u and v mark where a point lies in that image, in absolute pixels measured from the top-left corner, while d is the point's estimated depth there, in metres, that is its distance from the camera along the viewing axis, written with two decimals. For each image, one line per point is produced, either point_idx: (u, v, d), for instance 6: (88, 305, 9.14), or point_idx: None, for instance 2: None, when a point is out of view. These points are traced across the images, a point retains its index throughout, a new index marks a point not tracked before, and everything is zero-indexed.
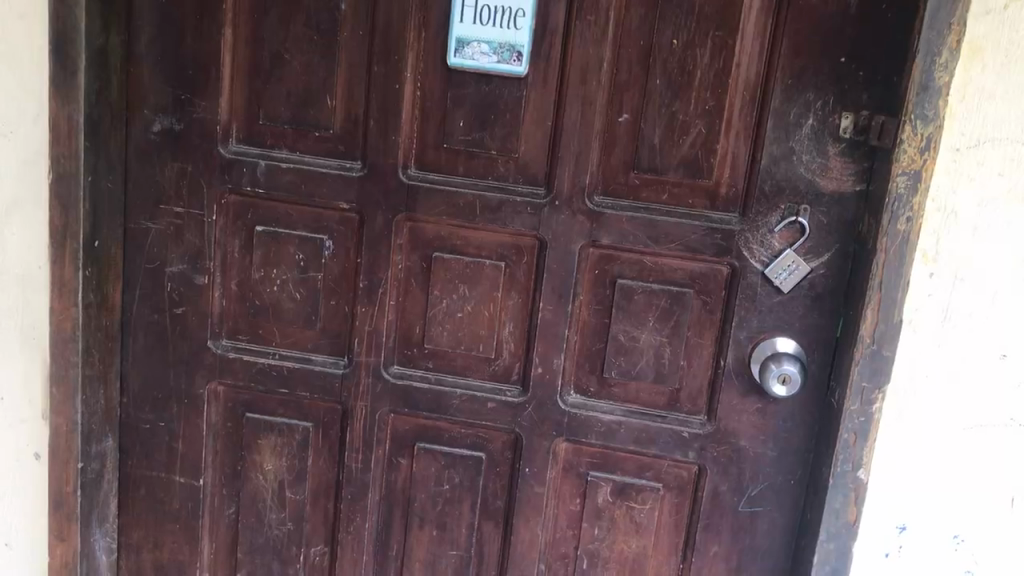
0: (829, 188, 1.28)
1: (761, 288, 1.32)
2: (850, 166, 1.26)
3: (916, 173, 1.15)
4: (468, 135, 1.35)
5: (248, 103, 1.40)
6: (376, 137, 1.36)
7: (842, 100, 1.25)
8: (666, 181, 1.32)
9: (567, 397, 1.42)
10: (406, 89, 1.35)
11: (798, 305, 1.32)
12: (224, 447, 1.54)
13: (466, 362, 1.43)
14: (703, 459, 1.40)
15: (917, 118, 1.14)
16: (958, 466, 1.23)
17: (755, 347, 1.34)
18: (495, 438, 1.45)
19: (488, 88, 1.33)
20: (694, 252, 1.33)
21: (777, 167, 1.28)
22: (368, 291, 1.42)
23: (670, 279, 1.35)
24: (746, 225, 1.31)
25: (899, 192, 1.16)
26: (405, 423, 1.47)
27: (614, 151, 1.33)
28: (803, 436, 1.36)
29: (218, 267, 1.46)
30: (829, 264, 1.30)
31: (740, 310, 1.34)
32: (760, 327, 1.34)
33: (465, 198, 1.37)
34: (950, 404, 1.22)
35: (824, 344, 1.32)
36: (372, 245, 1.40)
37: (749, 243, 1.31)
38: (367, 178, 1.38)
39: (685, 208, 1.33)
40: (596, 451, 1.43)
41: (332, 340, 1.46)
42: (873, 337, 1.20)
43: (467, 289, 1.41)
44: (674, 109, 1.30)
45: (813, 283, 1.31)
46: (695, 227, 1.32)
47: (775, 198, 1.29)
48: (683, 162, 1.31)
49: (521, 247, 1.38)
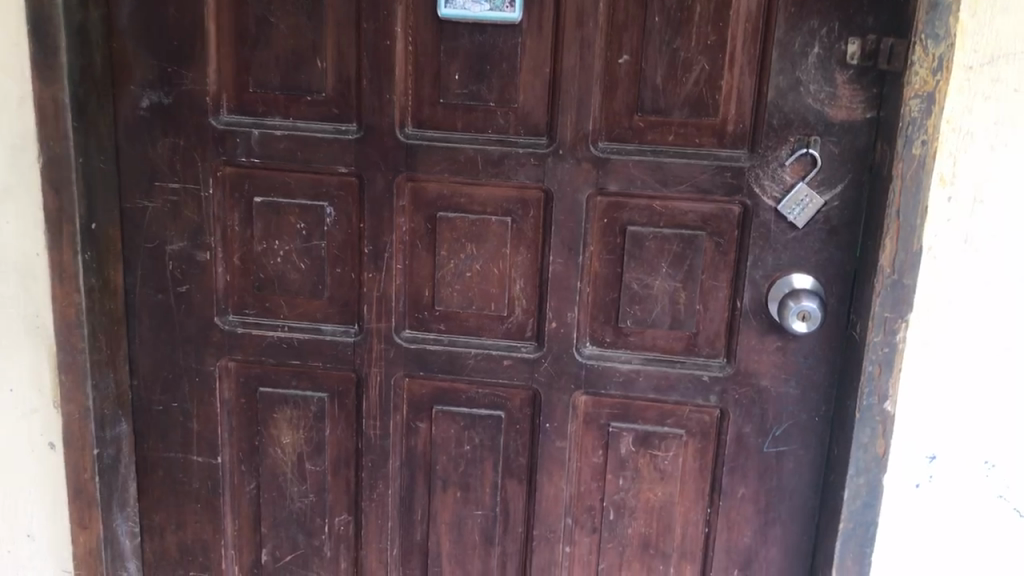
0: (839, 118, 1.24)
1: (775, 226, 1.30)
2: (860, 93, 1.23)
3: (930, 95, 1.11)
4: (464, 89, 1.32)
5: (237, 71, 1.36)
6: (370, 96, 1.33)
7: (848, 24, 1.21)
8: (672, 121, 1.29)
9: (583, 349, 1.40)
10: (398, 45, 1.31)
11: (813, 240, 1.29)
12: (239, 424, 1.52)
13: (479, 321, 1.41)
14: (725, 402, 1.38)
15: (928, 37, 1.10)
16: (985, 391, 1.22)
17: (772, 285, 1.32)
18: (513, 396, 1.43)
19: (482, 37, 1.29)
20: (704, 192, 1.30)
21: (784, 100, 1.25)
22: (374, 256, 1.39)
23: (682, 222, 1.33)
24: (756, 162, 1.28)
25: (914, 116, 1.12)
26: (422, 387, 1.45)
27: (616, 94, 1.29)
28: (826, 372, 1.34)
29: (220, 242, 1.43)
30: (843, 196, 1.27)
31: (755, 250, 1.31)
32: (776, 265, 1.31)
33: (467, 154, 1.33)
34: (974, 330, 1.20)
35: (842, 277, 1.30)
36: (375, 209, 1.37)
37: (761, 179, 1.28)
38: (365, 140, 1.35)
39: (693, 148, 1.29)
40: (617, 401, 1.41)
41: (341, 308, 1.43)
42: (893, 268, 1.17)
43: (475, 247, 1.38)
44: (676, 47, 1.26)
45: (828, 216, 1.28)
46: (704, 167, 1.29)
47: (784, 131, 1.26)
48: (688, 101, 1.28)
49: (527, 200, 1.35)
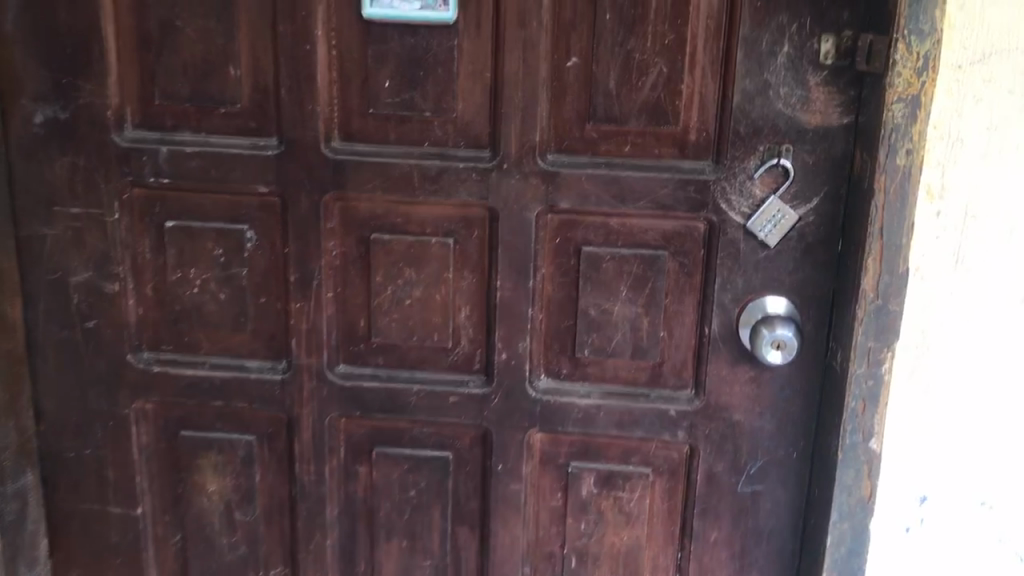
0: (812, 124, 1.11)
1: (744, 244, 1.17)
2: (836, 96, 1.10)
3: (915, 99, 0.99)
4: (397, 97, 1.17)
5: (140, 81, 1.21)
6: (291, 107, 1.18)
7: (821, 19, 1.08)
8: (628, 131, 1.16)
9: (537, 382, 1.26)
10: (319, 50, 1.16)
11: (787, 259, 1.17)
12: (160, 470, 1.37)
13: (421, 355, 1.27)
14: (694, 438, 1.25)
15: (911, 33, 0.97)
16: (981, 425, 1.10)
17: (743, 310, 1.19)
18: (461, 435, 1.29)
19: (414, 39, 1.15)
20: (666, 209, 1.17)
21: (752, 105, 1.12)
22: (301, 285, 1.25)
23: (642, 242, 1.19)
24: (722, 174, 1.15)
25: (896, 122, 0.99)
26: (360, 427, 1.31)
27: (565, 101, 1.16)
28: (805, 404, 1.22)
29: (130, 271, 1.28)
30: (819, 211, 1.14)
31: (723, 271, 1.18)
32: (746, 288, 1.18)
33: (401, 169, 1.19)
34: (968, 358, 1.08)
35: (820, 300, 1.17)
36: (300, 233, 1.23)
37: (727, 194, 1.15)
38: (286, 156, 1.20)
39: (652, 159, 1.16)
40: (575, 439, 1.28)
41: (267, 342, 1.29)
42: (877, 292, 1.05)
43: (413, 272, 1.23)
44: (630, 48, 1.13)
45: (803, 232, 1.15)
46: (665, 180, 1.16)
47: (752, 140, 1.13)
48: (645, 108, 1.15)
49: (470, 220, 1.21)
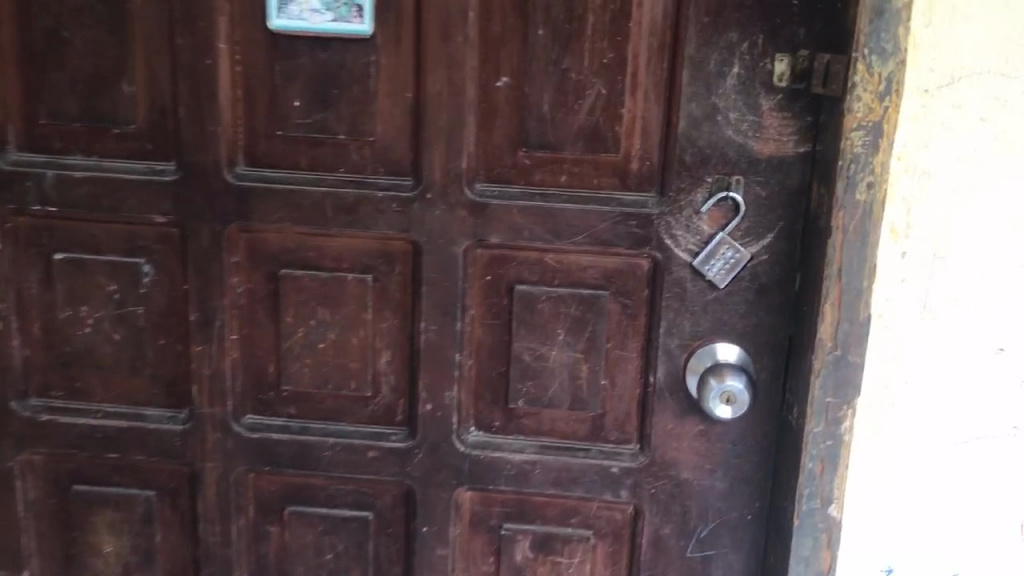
0: (765, 153, 1.01)
1: (692, 284, 1.06)
2: (791, 122, 1.00)
3: (876, 126, 0.88)
4: (307, 118, 1.06)
5: (24, 98, 1.09)
6: (190, 128, 1.07)
7: (774, 37, 0.97)
8: (564, 158, 1.04)
9: (466, 436, 1.14)
10: (222, 65, 1.05)
11: (739, 302, 1.06)
12: (50, 529, 1.23)
13: (337, 404, 1.14)
14: (638, 498, 1.13)
15: (871, 53, 0.86)
16: (951, 489, 0.99)
17: (691, 357, 1.08)
18: (382, 493, 1.17)
19: (326, 55, 1.04)
20: (606, 245, 1.06)
21: (700, 132, 1.01)
22: (203, 325, 1.12)
23: (580, 281, 1.08)
24: (667, 207, 1.04)
25: (856, 151, 0.89)
26: (271, 483, 1.18)
27: (494, 125, 1.04)
28: (759, 462, 1.10)
29: (13, 309, 1.15)
30: (773, 249, 1.04)
31: (668, 314, 1.07)
32: (694, 332, 1.07)
33: (312, 198, 1.07)
34: (937, 415, 0.97)
35: (775, 347, 1.06)
36: (202, 268, 1.11)
37: (672, 229, 1.04)
38: (185, 182, 1.08)
39: (590, 190, 1.05)
40: (509, 498, 1.15)
41: (166, 388, 1.16)
42: (835, 341, 0.94)
43: (328, 312, 1.11)
44: (565, 66, 1.01)
45: (756, 272, 1.04)
46: (604, 214, 1.04)
47: (700, 170, 1.02)
48: (582, 134, 1.03)
49: (390, 255, 1.09)
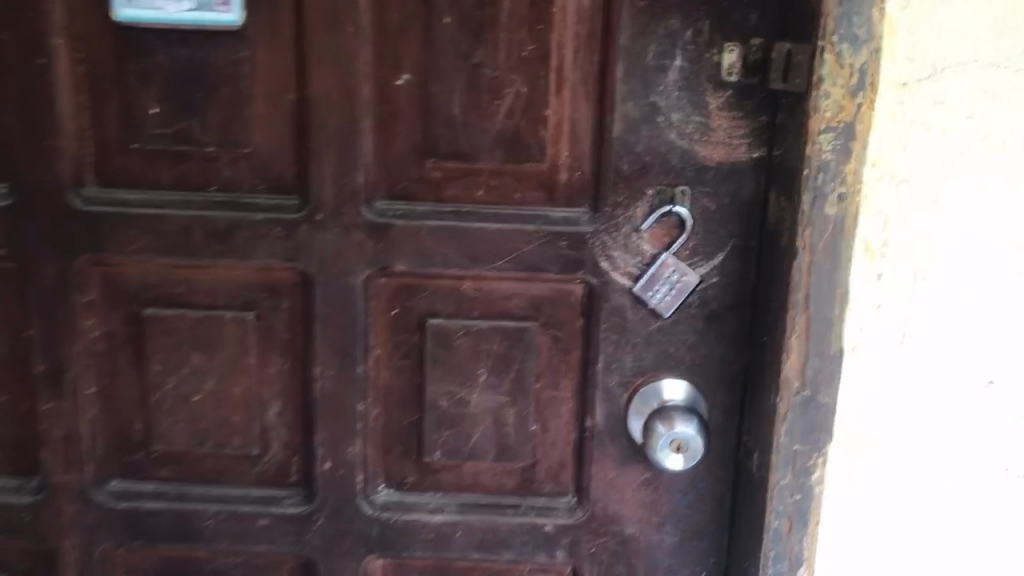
0: (714, 159, 0.87)
1: (632, 313, 0.91)
2: (743, 123, 0.86)
3: (848, 127, 0.75)
4: (168, 127, 0.87)
5: None
6: (23, 143, 0.87)
7: (721, 24, 0.83)
8: (479, 170, 0.88)
9: (374, 496, 0.97)
10: (59, 66, 0.86)
11: (687, 331, 0.91)
12: None
13: (219, 465, 0.97)
14: (577, 559, 0.98)
15: (842, 40, 0.73)
16: (934, 540, 0.86)
17: (634, 397, 0.93)
18: (278, 564, 0.99)
19: (188, 51, 0.86)
20: (532, 270, 0.90)
21: (638, 136, 0.86)
22: (52, 378, 0.93)
23: (503, 312, 0.92)
24: (601, 225, 0.89)
25: (825, 158, 0.75)
26: (143, 559, 0.99)
27: (395, 132, 0.87)
28: (713, 511, 0.96)
29: None
30: (724, 269, 0.89)
31: (606, 348, 0.92)
32: (636, 368, 0.92)
33: (178, 224, 0.89)
34: (918, 457, 0.84)
35: (729, 381, 0.92)
36: (46, 309, 0.91)
37: (608, 249, 0.89)
38: (19, 209, 0.89)
39: (512, 207, 0.89)
40: (428, 564, 0.99)
41: (11, 453, 0.96)
42: (803, 381, 0.80)
43: (203, 358, 0.93)
44: (477, 60, 0.85)
45: (705, 297, 0.90)
46: (529, 234, 0.89)
47: (639, 181, 0.88)
48: (500, 140, 0.87)
49: (274, 287, 0.91)
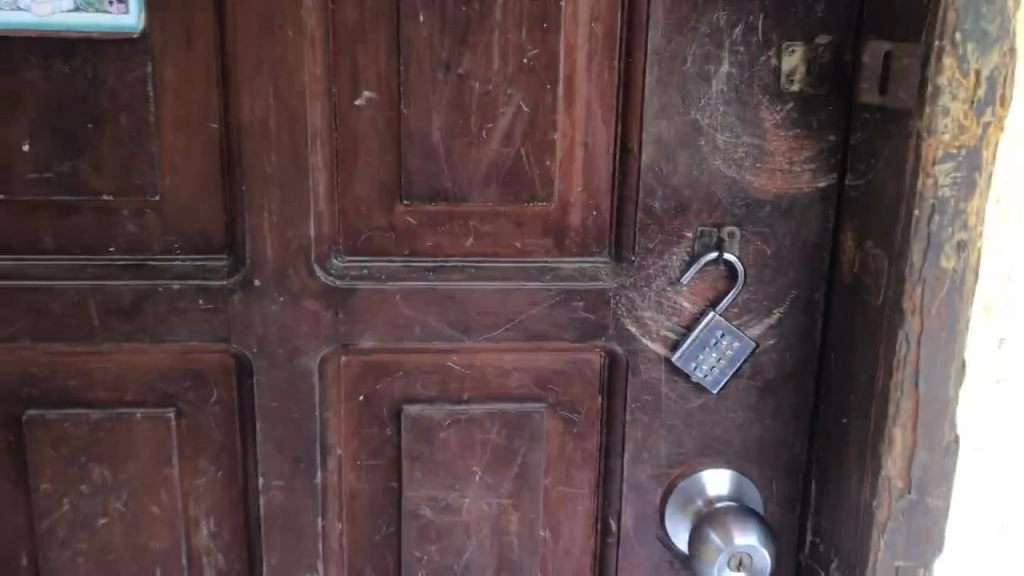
0: (770, 192, 0.68)
1: (668, 388, 0.71)
2: (809, 144, 0.67)
3: (972, 154, 0.57)
4: (46, 170, 0.65)
5: None
6: None
7: (780, 17, 0.64)
8: (469, 212, 0.68)
9: None
10: None
11: (737, 408, 0.72)
12: None
13: None
14: None
15: (966, 39, 0.54)
16: None
17: (673, 494, 0.73)
18: None
19: (69, 67, 0.63)
20: (540, 339, 0.70)
21: (673, 163, 0.67)
22: None
23: (501, 392, 0.72)
24: (628, 279, 0.69)
25: (942, 194, 0.57)
26: None
27: (355, 167, 0.66)
28: None
29: None
30: (783, 329, 0.71)
31: (635, 433, 0.72)
32: (672, 455, 0.73)
33: (66, 299, 0.66)
34: None
35: (789, 466, 0.73)
36: None
37: (637, 310, 0.70)
38: None
39: (511, 259, 0.69)
40: None
41: None
42: (909, 482, 0.62)
43: (109, 471, 0.70)
44: (463, 71, 0.64)
45: (760, 365, 0.71)
46: (535, 293, 0.69)
47: (676, 222, 0.68)
48: (494, 174, 0.67)
49: (200, 375, 0.69)
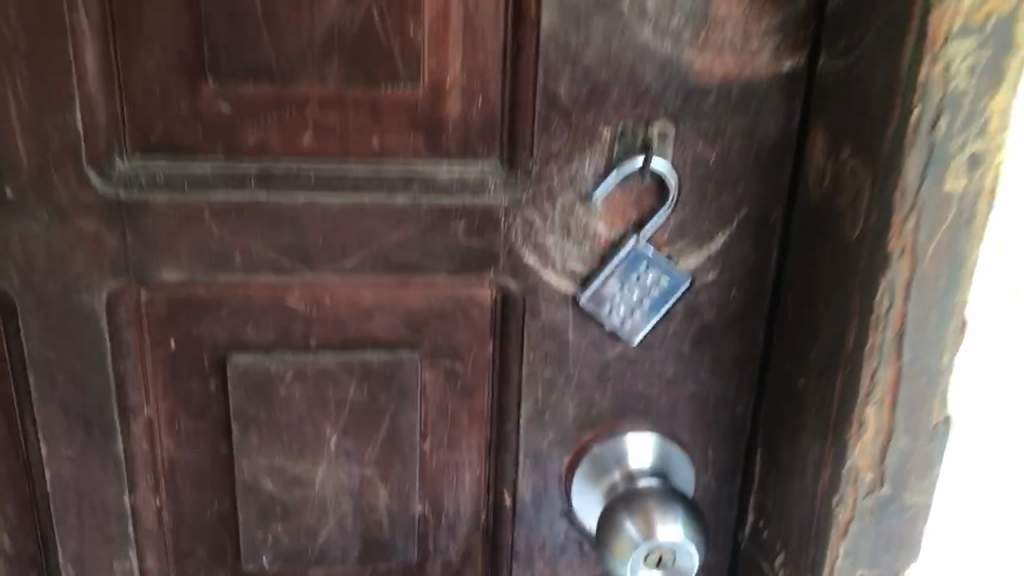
0: (716, 76, 0.49)
1: (576, 335, 0.55)
2: (772, 9, 0.48)
3: (999, 28, 0.40)
4: None
5: None
6: None
7: None
8: (304, 98, 0.49)
9: None
10: None
11: (667, 360, 0.56)
12: None
13: None
14: None
15: None
16: None
17: (586, 463, 0.57)
18: None
19: None
20: (407, 273, 0.53)
21: (586, 34, 0.48)
22: None
23: (360, 338, 0.54)
24: (523, 193, 0.51)
25: (954, 85, 0.40)
26: None
27: (138, 31, 0.47)
28: None
29: None
30: (729, 262, 0.54)
31: (535, 389, 0.56)
32: (583, 416, 0.57)
33: None
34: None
35: (729, 432, 0.58)
36: None
37: (536, 233, 0.52)
38: None
39: (365, 162, 0.51)
40: None
41: None
42: (881, 472, 0.47)
43: None
44: None
45: (696, 306, 0.55)
46: (397, 211, 0.51)
47: (588, 115, 0.50)
48: (335, 44, 0.48)
49: None
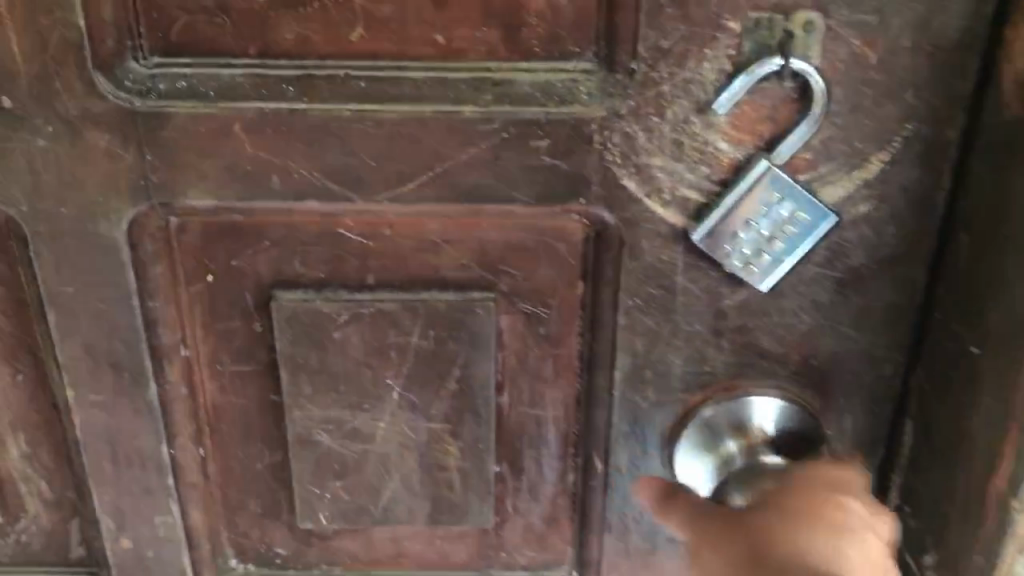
0: None
1: (687, 278, 0.45)
2: None
3: None
4: None
5: None
6: None
7: None
8: None
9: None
10: None
11: (800, 310, 0.45)
12: None
13: None
14: None
15: None
16: None
17: (700, 425, 0.48)
18: None
19: None
20: (480, 200, 0.43)
21: None
22: None
23: (425, 276, 0.46)
24: (625, 102, 0.41)
25: None
26: None
27: None
28: None
29: None
30: (888, 190, 0.42)
31: (633, 339, 0.47)
32: (692, 373, 0.47)
33: None
34: None
35: (874, 398, 0.47)
36: None
37: (640, 152, 0.42)
38: None
39: (429, 63, 0.41)
40: None
41: None
42: None
43: None
44: None
45: (841, 245, 0.43)
46: (468, 124, 0.41)
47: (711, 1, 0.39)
48: None
49: None
